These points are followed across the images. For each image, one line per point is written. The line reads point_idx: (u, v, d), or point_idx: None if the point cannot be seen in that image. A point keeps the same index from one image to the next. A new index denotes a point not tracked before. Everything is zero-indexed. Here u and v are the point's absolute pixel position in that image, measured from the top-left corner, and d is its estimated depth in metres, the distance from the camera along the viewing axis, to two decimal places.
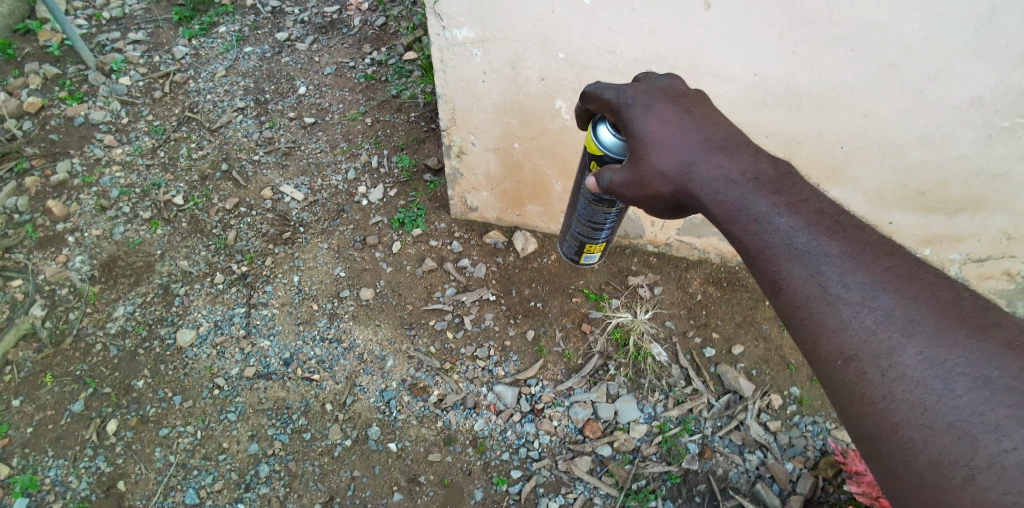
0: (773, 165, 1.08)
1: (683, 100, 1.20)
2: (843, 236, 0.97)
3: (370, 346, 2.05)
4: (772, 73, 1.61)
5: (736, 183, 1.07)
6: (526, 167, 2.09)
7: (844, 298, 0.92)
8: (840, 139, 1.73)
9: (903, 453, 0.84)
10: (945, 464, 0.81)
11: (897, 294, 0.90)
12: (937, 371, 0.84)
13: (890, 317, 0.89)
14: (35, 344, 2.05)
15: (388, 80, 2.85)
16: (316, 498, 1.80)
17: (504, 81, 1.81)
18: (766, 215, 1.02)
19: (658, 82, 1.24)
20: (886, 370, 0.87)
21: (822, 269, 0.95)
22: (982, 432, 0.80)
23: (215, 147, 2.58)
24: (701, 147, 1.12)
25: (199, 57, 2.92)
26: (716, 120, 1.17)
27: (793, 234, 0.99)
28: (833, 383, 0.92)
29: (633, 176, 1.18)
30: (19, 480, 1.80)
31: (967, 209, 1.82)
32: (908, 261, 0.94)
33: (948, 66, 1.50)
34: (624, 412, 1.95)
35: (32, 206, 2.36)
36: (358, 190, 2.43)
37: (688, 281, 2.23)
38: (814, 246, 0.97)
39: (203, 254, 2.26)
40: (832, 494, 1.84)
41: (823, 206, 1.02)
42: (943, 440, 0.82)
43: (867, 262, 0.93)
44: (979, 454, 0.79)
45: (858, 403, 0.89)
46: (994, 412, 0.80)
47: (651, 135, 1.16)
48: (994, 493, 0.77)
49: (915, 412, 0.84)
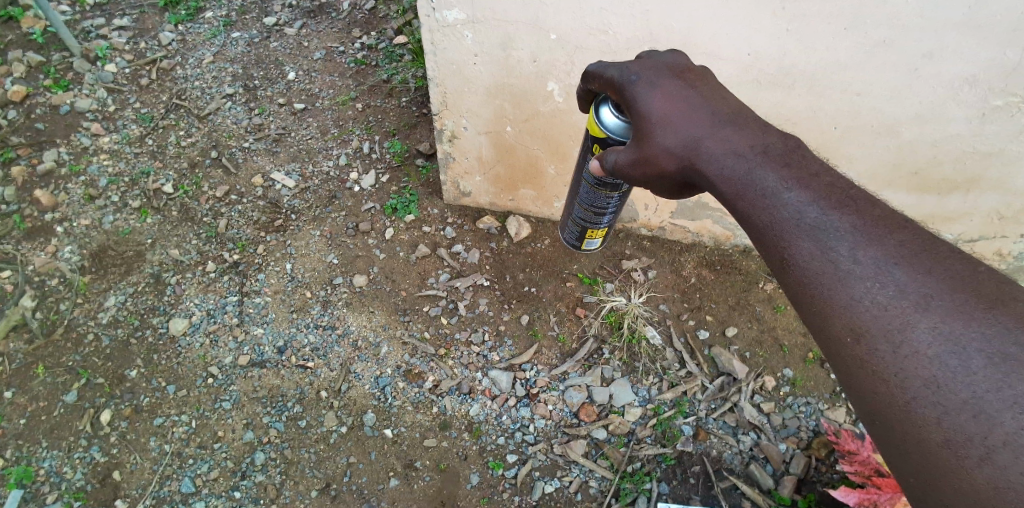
0: (782, 141, 1.08)
1: (689, 77, 1.19)
2: (854, 209, 0.97)
3: (365, 332, 2.05)
4: (765, 52, 1.59)
5: (745, 159, 1.06)
6: (518, 151, 2.07)
7: (856, 272, 0.92)
8: (834, 119, 1.72)
9: (915, 432, 0.84)
10: (958, 443, 0.81)
11: (910, 268, 0.90)
12: (952, 347, 0.84)
13: (902, 292, 0.89)
14: (26, 335, 2.04)
15: (379, 64, 2.81)
16: (313, 485, 1.81)
17: (495, 63, 1.79)
18: (776, 192, 1.02)
19: (663, 59, 1.23)
20: (898, 346, 0.87)
21: (834, 245, 0.94)
22: (996, 410, 0.79)
23: (203, 134, 2.55)
24: (708, 123, 1.12)
25: (186, 43, 2.88)
26: (723, 97, 1.17)
27: (803, 209, 0.99)
28: (844, 362, 0.92)
29: (639, 155, 1.17)
30: (13, 471, 1.80)
31: (960, 188, 1.82)
32: (921, 234, 0.94)
33: (943, 43, 1.48)
34: (619, 396, 1.96)
35: (19, 196, 2.33)
36: (350, 176, 2.41)
37: (682, 264, 2.22)
38: (825, 220, 0.96)
39: (194, 242, 2.24)
40: (825, 474, 1.86)
41: (833, 180, 1.01)
42: (960, 418, 0.81)
43: (879, 236, 0.93)
44: (994, 433, 0.78)
45: (870, 381, 0.89)
46: (1008, 389, 0.79)
47: (656, 111, 1.14)
48: (1011, 472, 0.76)
49: (928, 389, 0.84)
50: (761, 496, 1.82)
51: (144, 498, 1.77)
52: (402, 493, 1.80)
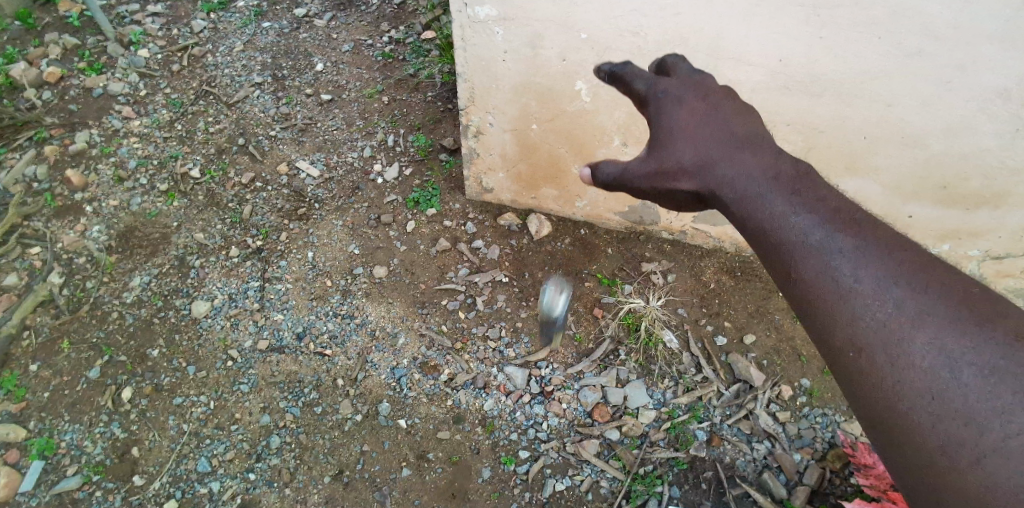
0: (796, 164, 0.94)
1: (716, 96, 1.07)
2: (863, 229, 0.82)
3: (382, 323, 2.07)
4: (796, 59, 1.58)
5: (754, 179, 0.92)
6: (542, 149, 2.07)
7: (856, 291, 0.78)
8: (863, 129, 1.70)
9: (911, 437, 0.72)
10: (952, 447, 0.69)
11: (912, 286, 0.76)
12: (944, 358, 0.72)
13: (901, 308, 0.75)
14: (53, 310, 2.07)
15: (406, 58, 2.83)
16: (326, 470, 1.82)
17: (522, 61, 1.80)
18: (782, 210, 0.87)
19: (693, 74, 1.12)
20: (895, 357, 0.74)
21: (840, 266, 0.80)
22: (987, 417, 0.68)
23: (232, 122, 2.59)
24: (727, 143, 0.98)
25: (217, 31, 2.91)
26: (746, 117, 1.04)
27: (808, 226, 0.84)
28: (848, 381, 0.78)
29: (651, 162, 1.03)
30: (35, 442, 1.84)
31: (988, 203, 1.78)
32: (926, 256, 0.80)
33: (965, 46, 1.46)
34: (633, 397, 1.96)
35: (51, 175, 2.38)
36: (374, 168, 2.43)
37: (701, 269, 2.20)
38: (831, 239, 0.81)
39: (218, 227, 2.27)
40: (839, 486, 1.85)
41: (841, 202, 0.87)
42: (950, 427, 0.70)
43: (886, 257, 0.79)
44: (984, 439, 0.68)
45: (868, 393, 0.75)
46: (997, 398, 0.69)
47: (678, 127, 1.02)
48: (1002, 479, 0.65)
49: (925, 397, 0.72)
50: (773, 505, 1.81)
51: (161, 476, 1.80)
52: (413, 484, 1.81)
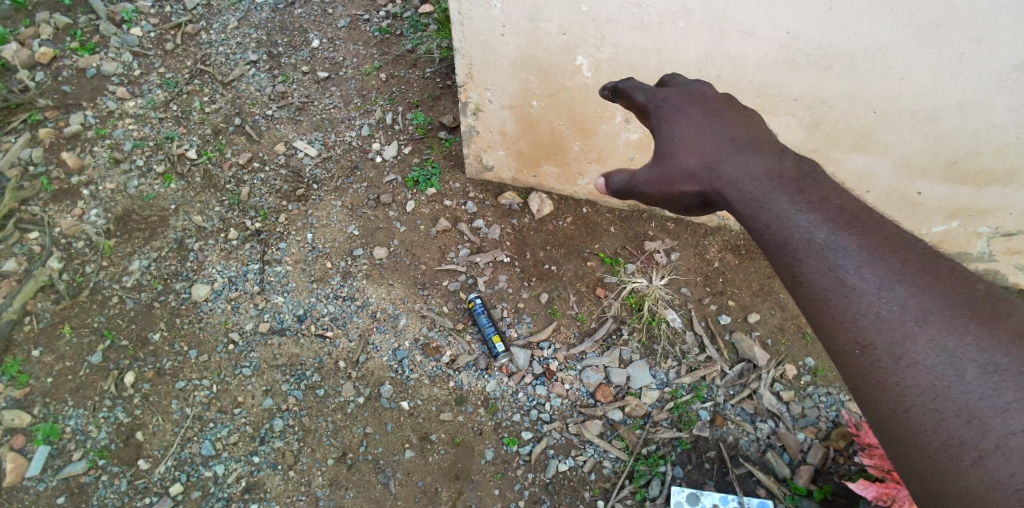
0: (798, 164, 0.97)
1: (714, 102, 1.10)
2: (864, 228, 0.85)
3: (383, 304, 2.05)
4: (805, 31, 1.52)
5: (760, 181, 0.96)
6: (543, 126, 2.02)
7: (859, 289, 0.80)
8: (872, 104, 1.65)
9: (914, 436, 0.74)
10: (953, 446, 0.71)
11: (914, 284, 0.79)
12: (949, 357, 0.74)
13: (904, 307, 0.78)
14: (53, 295, 2.07)
15: (404, 33, 2.76)
16: (329, 453, 1.83)
17: (521, 34, 1.74)
18: (787, 213, 0.90)
19: (690, 85, 1.15)
20: (899, 356, 0.76)
21: (843, 267, 0.82)
22: (989, 414, 0.70)
23: (228, 101, 2.54)
24: (728, 147, 1.02)
25: (210, 8, 2.84)
26: (745, 122, 1.07)
27: (811, 229, 0.87)
28: (853, 379, 0.80)
29: (659, 172, 1.05)
30: (41, 428, 1.85)
31: (1000, 180, 1.73)
32: (925, 254, 0.82)
33: (982, 18, 1.39)
34: (636, 378, 1.95)
35: (46, 158, 2.35)
36: (372, 147, 2.40)
37: (705, 248, 2.15)
38: (833, 240, 0.84)
39: (216, 209, 2.25)
40: (842, 465, 1.84)
41: (843, 201, 0.89)
42: (954, 425, 0.71)
43: (887, 256, 0.82)
44: (987, 435, 0.69)
45: (872, 389, 0.78)
46: (999, 397, 0.70)
47: (679, 134, 1.05)
48: (1003, 477, 0.67)
49: (928, 395, 0.74)
50: (776, 484, 1.81)
51: (166, 459, 1.81)
52: (416, 465, 1.82)
